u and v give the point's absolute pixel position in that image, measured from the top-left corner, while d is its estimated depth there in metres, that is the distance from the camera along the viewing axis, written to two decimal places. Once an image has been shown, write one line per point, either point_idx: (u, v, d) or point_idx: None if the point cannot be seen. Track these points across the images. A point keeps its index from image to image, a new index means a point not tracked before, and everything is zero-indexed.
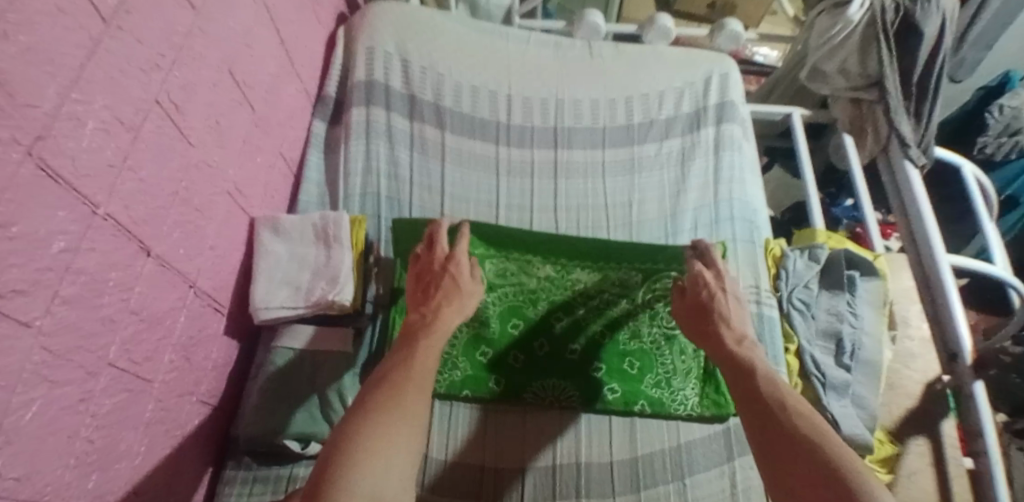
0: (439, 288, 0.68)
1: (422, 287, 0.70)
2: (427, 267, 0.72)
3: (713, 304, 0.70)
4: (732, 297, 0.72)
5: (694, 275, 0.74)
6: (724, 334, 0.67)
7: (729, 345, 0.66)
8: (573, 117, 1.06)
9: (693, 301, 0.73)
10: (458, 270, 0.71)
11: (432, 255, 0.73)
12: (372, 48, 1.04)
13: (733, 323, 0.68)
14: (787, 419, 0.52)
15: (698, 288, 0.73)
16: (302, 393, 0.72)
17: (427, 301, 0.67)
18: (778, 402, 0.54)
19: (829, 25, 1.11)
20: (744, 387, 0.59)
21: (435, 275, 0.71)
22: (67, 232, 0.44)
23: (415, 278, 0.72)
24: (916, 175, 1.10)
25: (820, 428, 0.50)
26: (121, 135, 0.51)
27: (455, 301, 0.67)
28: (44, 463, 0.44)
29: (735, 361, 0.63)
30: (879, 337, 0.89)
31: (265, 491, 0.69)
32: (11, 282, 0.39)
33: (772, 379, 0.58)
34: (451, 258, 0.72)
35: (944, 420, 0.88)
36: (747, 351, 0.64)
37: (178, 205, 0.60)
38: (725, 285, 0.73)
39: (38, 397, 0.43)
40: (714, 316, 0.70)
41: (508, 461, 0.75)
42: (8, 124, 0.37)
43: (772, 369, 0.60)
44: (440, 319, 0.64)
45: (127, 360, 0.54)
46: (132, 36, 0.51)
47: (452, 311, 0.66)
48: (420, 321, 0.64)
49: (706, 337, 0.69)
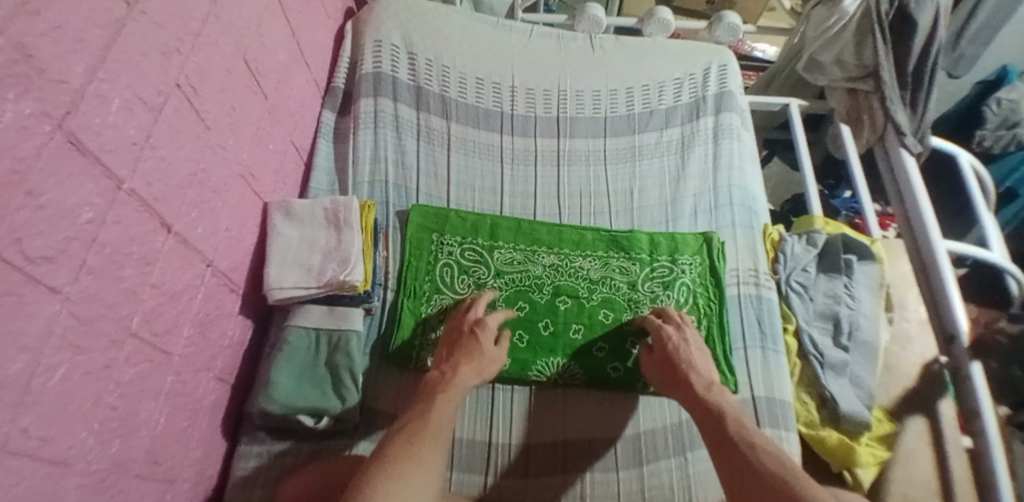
0: (461, 350, 0.74)
1: (448, 347, 0.76)
2: (457, 325, 0.79)
3: (678, 354, 0.75)
4: (695, 347, 0.77)
5: (657, 328, 0.79)
6: (694, 379, 0.72)
7: (698, 390, 0.70)
8: (575, 108, 1.08)
9: (660, 353, 0.77)
10: (484, 336, 0.76)
11: (463, 317, 0.80)
12: (379, 40, 1.06)
13: (699, 369, 0.74)
14: (759, 461, 0.58)
15: (663, 340, 0.78)
16: (315, 373, 0.76)
17: (450, 359, 0.73)
18: (747, 442, 0.61)
19: (824, 16, 1.17)
20: (715, 431, 0.64)
21: (461, 337, 0.77)
22: (93, 204, 0.47)
23: (445, 336, 0.79)
24: (912, 162, 1.12)
25: (788, 468, 0.57)
26: (142, 114, 0.53)
27: (475, 361, 0.73)
28: (68, 426, 0.46)
29: (706, 406, 0.68)
30: (877, 318, 0.91)
31: (281, 463, 0.72)
32: (39, 248, 0.41)
33: (741, 421, 0.64)
34: (478, 322, 0.79)
35: (942, 401, 0.90)
36: (716, 396, 0.69)
37: (194, 185, 0.63)
38: (686, 336, 0.79)
39: (64, 361, 0.45)
40: (682, 366, 0.74)
41: (514, 438, 0.78)
42: (36, 96, 0.39)
43: (740, 413, 0.66)
44: (458, 377, 0.70)
45: (147, 331, 0.56)
46: (153, 20, 0.54)
47: (470, 370, 0.71)
48: (438, 378, 0.70)
49: (677, 385, 0.73)
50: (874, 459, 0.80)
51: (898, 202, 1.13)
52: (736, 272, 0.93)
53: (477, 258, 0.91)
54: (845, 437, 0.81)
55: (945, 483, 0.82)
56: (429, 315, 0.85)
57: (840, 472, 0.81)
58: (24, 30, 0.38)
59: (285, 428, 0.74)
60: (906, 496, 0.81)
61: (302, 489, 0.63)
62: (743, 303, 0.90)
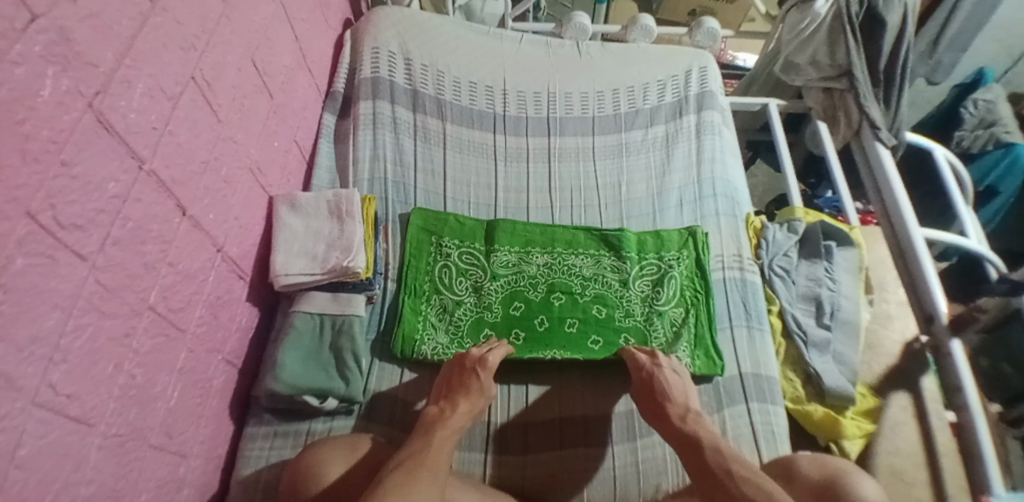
0: (461, 388, 0.74)
1: (448, 381, 0.76)
2: (459, 360, 0.78)
3: (654, 382, 0.76)
4: (670, 371, 0.78)
5: (631, 355, 0.81)
6: (670, 410, 0.72)
7: (674, 419, 0.71)
8: (565, 109, 1.14)
9: (637, 382, 0.78)
10: (485, 376, 0.76)
11: (466, 352, 0.79)
12: (377, 48, 1.13)
13: (676, 397, 0.74)
14: (736, 486, 0.58)
15: (639, 368, 0.78)
16: (321, 356, 0.80)
17: (449, 396, 0.73)
18: (724, 470, 0.60)
19: (798, 19, 1.20)
20: (694, 464, 0.63)
21: (462, 372, 0.76)
22: (118, 180, 0.51)
23: (446, 370, 0.78)
24: (886, 156, 1.17)
25: (768, 493, 0.56)
26: (163, 102, 0.58)
27: (473, 400, 0.73)
28: (92, 387, 0.49)
29: (683, 436, 0.67)
30: (857, 299, 0.95)
31: (287, 443, 0.75)
32: (71, 216, 0.45)
33: (717, 447, 0.64)
34: (481, 360, 0.77)
35: (923, 377, 0.92)
36: (691, 425, 0.69)
37: (208, 172, 0.67)
38: (661, 361, 0.79)
39: (91, 323, 0.48)
40: (658, 395, 0.74)
41: (514, 418, 0.81)
42: (72, 75, 0.44)
43: (718, 438, 0.65)
44: (456, 414, 0.70)
45: (164, 306, 0.59)
46: (173, 17, 0.59)
47: (468, 410, 0.71)
48: (436, 413, 0.70)
49: (655, 415, 0.73)
50: (860, 431, 0.83)
51: (876, 196, 1.17)
52: (721, 257, 0.98)
53: (474, 261, 0.94)
54: (830, 410, 0.84)
55: (931, 453, 0.84)
56: (429, 312, 0.88)
57: (828, 445, 0.84)
58: (62, 14, 0.42)
59: (290, 410, 0.77)
60: (893, 467, 0.83)
61: (305, 460, 0.66)
62: (729, 287, 0.95)
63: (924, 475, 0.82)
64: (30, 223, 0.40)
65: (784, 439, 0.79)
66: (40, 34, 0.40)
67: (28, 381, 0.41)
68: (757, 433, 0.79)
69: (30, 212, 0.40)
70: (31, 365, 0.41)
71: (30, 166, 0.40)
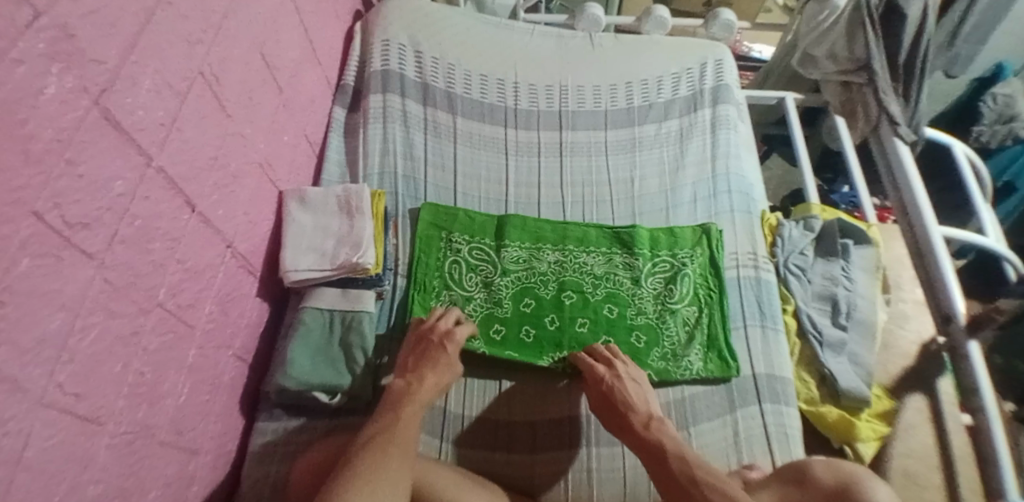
0: (427, 361, 0.75)
1: (414, 353, 0.76)
2: (426, 333, 0.78)
3: (614, 394, 0.73)
4: (630, 379, 0.76)
5: (589, 367, 0.77)
6: (633, 420, 0.71)
7: (638, 430, 0.69)
8: (577, 103, 1.12)
9: (596, 394, 0.75)
10: (452, 348, 0.76)
11: (432, 325, 0.79)
12: (387, 40, 1.11)
13: (637, 405, 0.72)
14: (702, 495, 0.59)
15: (597, 380, 0.76)
16: (331, 352, 0.79)
17: (417, 369, 0.74)
18: (690, 478, 0.61)
19: (816, 11, 1.15)
20: (660, 475, 0.63)
21: (429, 345, 0.77)
22: (124, 178, 0.50)
23: (412, 342, 0.78)
24: (905, 152, 1.13)
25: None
26: (169, 98, 0.57)
27: (440, 373, 0.73)
28: (99, 386, 0.48)
29: (648, 449, 0.67)
30: (874, 299, 0.94)
31: (297, 439, 0.74)
32: (76, 216, 0.44)
33: (682, 455, 0.64)
34: (447, 333, 0.78)
35: (940, 378, 0.91)
36: (655, 433, 0.68)
37: (216, 168, 0.67)
38: (618, 371, 0.77)
39: (97, 323, 0.47)
40: (619, 406, 0.73)
41: (489, 412, 0.80)
42: (75, 74, 0.43)
43: (682, 444, 0.65)
44: (423, 389, 0.71)
45: (172, 304, 0.59)
46: (179, 11, 0.58)
47: (434, 384, 0.72)
48: (404, 388, 0.71)
49: (619, 427, 0.72)
50: (874, 434, 0.82)
51: (894, 192, 1.14)
52: (735, 255, 0.96)
53: (484, 257, 0.93)
54: (845, 412, 0.83)
55: (946, 456, 0.83)
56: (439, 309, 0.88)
57: (842, 447, 0.83)
58: (64, 11, 0.41)
59: (301, 405, 0.77)
60: (907, 470, 0.82)
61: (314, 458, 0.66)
62: (743, 285, 0.93)
63: (938, 478, 0.81)
64: (36, 224, 0.39)
65: (798, 441, 0.79)
66: (44, 32, 0.39)
67: (34, 383, 0.40)
68: (771, 436, 0.78)
69: (35, 213, 0.39)
70: (37, 366, 0.41)
71: (34, 167, 0.39)
